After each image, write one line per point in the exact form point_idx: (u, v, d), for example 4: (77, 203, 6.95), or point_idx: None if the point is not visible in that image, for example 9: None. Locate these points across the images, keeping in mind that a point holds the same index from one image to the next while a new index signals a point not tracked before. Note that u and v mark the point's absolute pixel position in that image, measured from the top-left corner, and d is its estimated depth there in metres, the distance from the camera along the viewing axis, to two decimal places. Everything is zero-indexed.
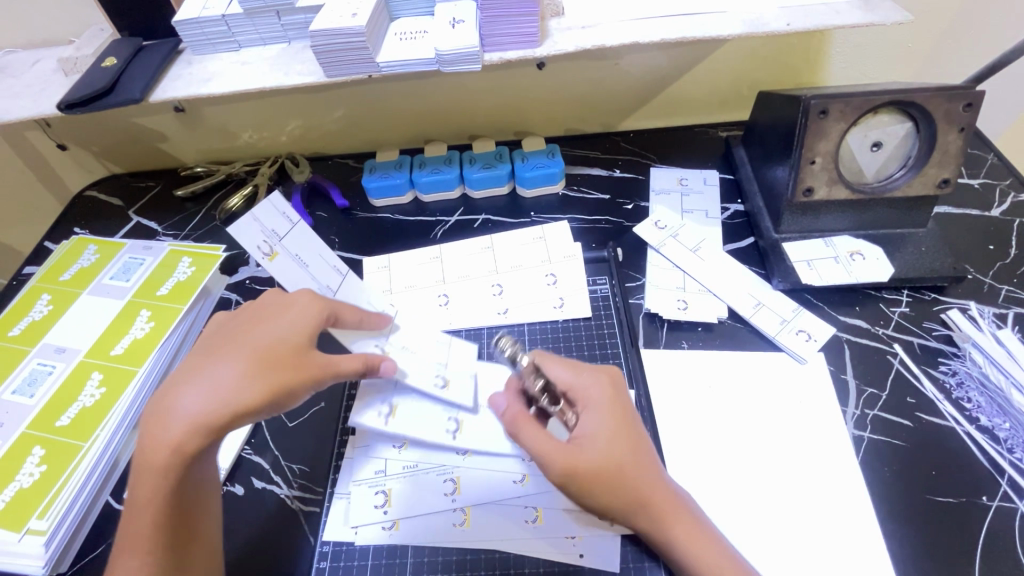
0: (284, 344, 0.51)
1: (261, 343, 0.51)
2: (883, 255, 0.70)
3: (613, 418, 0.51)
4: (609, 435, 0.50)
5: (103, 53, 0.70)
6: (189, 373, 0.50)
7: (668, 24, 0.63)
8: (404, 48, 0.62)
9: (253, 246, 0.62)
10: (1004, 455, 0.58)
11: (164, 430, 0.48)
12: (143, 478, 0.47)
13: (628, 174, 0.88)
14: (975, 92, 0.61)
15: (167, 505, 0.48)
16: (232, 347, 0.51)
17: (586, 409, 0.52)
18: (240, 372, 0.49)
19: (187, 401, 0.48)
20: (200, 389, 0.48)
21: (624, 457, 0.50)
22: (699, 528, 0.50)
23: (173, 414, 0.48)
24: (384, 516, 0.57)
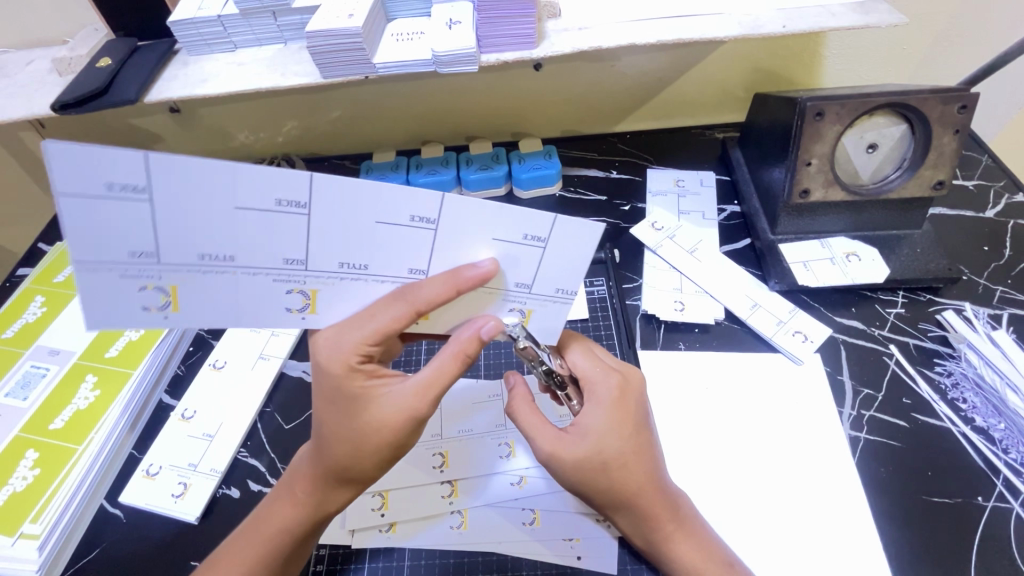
0: (409, 411, 0.47)
1: (387, 412, 0.47)
2: (879, 257, 0.70)
3: (618, 420, 0.49)
4: (614, 434, 0.49)
5: (97, 54, 0.70)
6: (324, 426, 0.49)
7: (665, 26, 0.63)
8: (400, 49, 0.62)
9: (289, 310, 0.44)
10: (999, 455, 0.58)
11: (314, 481, 0.51)
12: (278, 517, 0.51)
13: (625, 175, 0.88)
14: (970, 94, 0.61)
15: (297, 547, 0.51)
16: (363, 412, 0.48)
17: (591, 404, 0.50)
18: (368, 443, 0.48)
19: (329, 462, 0.49)
20: (339, 455, 0.49)
21: (624, 458, 0.48)
22: (688, 530, 0.50)
23: (311, 463, 0.51)
24: (381, 519, 0.57)
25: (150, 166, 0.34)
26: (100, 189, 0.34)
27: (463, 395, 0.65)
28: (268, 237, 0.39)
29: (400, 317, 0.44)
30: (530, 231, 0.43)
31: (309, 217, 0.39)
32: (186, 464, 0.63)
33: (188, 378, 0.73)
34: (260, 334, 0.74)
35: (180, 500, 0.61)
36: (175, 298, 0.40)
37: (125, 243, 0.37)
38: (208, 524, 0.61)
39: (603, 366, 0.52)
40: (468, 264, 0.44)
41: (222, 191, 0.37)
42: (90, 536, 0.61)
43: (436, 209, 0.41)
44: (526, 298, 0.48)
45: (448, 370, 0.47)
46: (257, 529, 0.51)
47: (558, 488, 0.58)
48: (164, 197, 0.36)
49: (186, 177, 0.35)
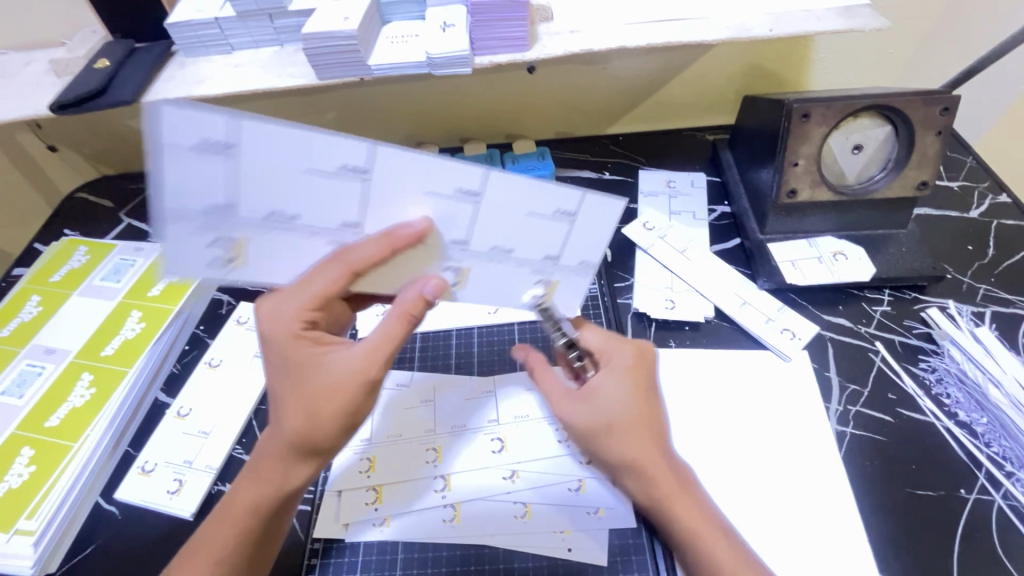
0: (360, 374, 0.47)
1: (341, 375, 0.47)
2: (865, 256, 0.71)
3: (633, 386, 0.50)
4: (630, 397, 0.50)
5: (95, 55, 0.71)
6: (280, 399, 0.48)
7: (655, 29, 0.64)
8: (395, 51, 0.63)
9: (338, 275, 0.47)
10: (982, 448, 0.59)
11: (273, 458, 0.49)
12: (244, 497, 0.50)
13: (617, 176, 0.89)
14: (951, 96, 0.63)
15: (266, 524, 0.50)
16: (313, 377, 0.48)
17: (607, 372, 0.51)
18: (326, 409, 0.47)
19: (286, 435, 0.48)
20: (297, 425, 0.47)
21: (634, 421, 0.49)
22: (691, 498, 0.50)
23: (271, 442, 0.49)
24: (375, 513, 0.57)
25: (235, 127, 0.39)
26: (192, 144, 0.39)
27: (456, 392, 0.66)
28: (328, 201, 0.44)
29: (338, 277, 0.46)
30: (464, 186, 0.45)
31: (366, 182, 0.44)
32: (181, 461, 0.64)
33: (184, 377, 0.73)
34: (256, 333, 0.75)
35: (175, 496, 0.62)
36: (238, 252, 0.45)
37: (205, 196, 0.41)
38: (202, 520, 0.61)
39: (618, 337, 0.53)
40: (400, 222, 0.47)
41: (292, 153, 0.41)
42: (85, 532, 0.62)
43: (482, 183, 0.46)
44: (463, 256, 0.50)
45: (395, 329, 0.48)
46: (227, 511, 0.50)
47: (549, 483, 0.59)
48: (242, 157, 0.40)
49: (267, 141, 0.40)
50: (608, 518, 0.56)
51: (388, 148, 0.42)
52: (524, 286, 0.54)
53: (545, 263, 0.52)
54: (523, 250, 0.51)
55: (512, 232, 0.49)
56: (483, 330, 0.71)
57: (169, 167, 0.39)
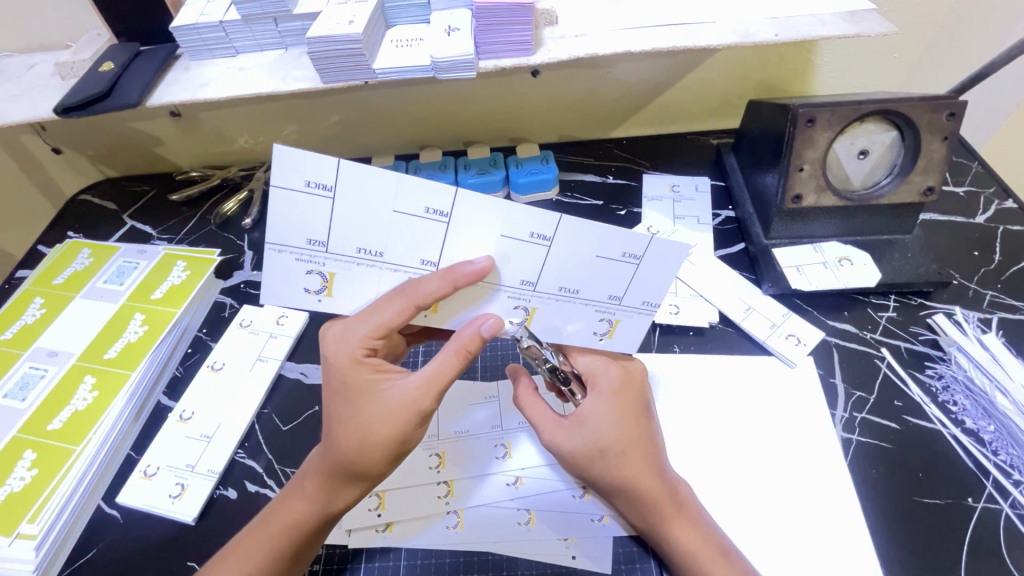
0: (413, 405, 0.49)
1: (395, 403, 0.49)
2: (871, 261, 0.71)
3: (619, 407, 0.53)
4: (616, 419, 0.52)
5: (100, 58, 0.71)
6: (334, 421, 0.51)
7: (660, 33, 0.64)
8: (400, 55, 0.63)
9: None
10: (989, 456, 0.59)
11: (322, 476, 0.51)
12: (288, 511, 0.52)
13: (621, 180, 0.89)
14: (957, 101, 0.63)
15: (305, 542, 0.52)
16: (367, 403, 0.50)
17: (593, 394, 0.54)
18: (375, 433, 0.49)
19: (336, 454, 0.50)
20: (347, 447, 0.50)
21: (624, 440, 0.51)
22: (686, 514, 0.51)
23: (322, 460, 0.52)
24: (377, 519, 0.57)
25: (340, 171, 0.42)
26: (300, 185, 0.43)
27: (460, 396, 0.65)
28: (414, 241, 0.46)
29: (402, 311, 0.47)
30: (537, 230, 0.46)
31: (448, 225, 0.45)
32: (183, 465, 0.64)
33: (186, 380, 0.73)
34: (258, 336, 0.75)
35: (177, 500, 0.61)
36: (330, 282, 0.48)
37: (305, 231, 0.45)
38: (204, 524, 0.61)
39: (606, 362, 0.56)
40: (466, 261, 0.47)
41: (387, 196, 0.43)
42: (87, 536, 0.61)
43: (553, 228, 0.46)
44: (531, 295, 0.50)
45: (450, 365, 0.49)
46: (268, 522, 0.52)
47: (553, 489, 0.58)
48: (343, 198, 0.43)
49: (363, 183, 0.43)
50: (613, 525, 0.56)
51: (478, 194, 0.44)
52: (584, 326, 0.53)
53: (609, 303, 0.52)
54: (589, 291, 0.51)
55: (578, 273, 0.49)
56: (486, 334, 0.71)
57: (281, 205, 0.44)
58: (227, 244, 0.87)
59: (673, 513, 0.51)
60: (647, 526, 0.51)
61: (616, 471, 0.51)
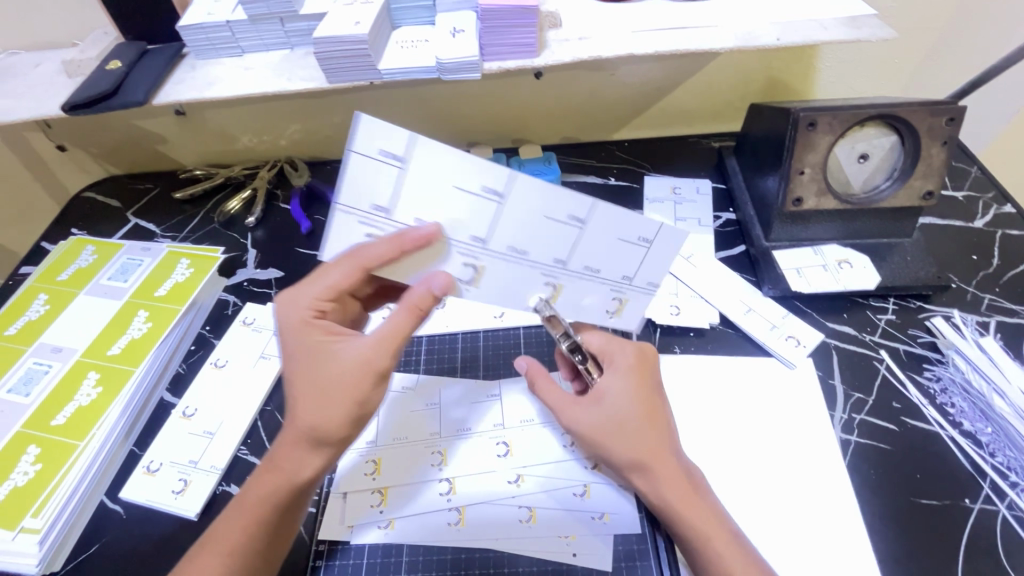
0: (366, 360, 0.49)
1: (349, 360, 0.49)
2: (870, 264, 0.71)
3: (635, 383, 0.53)
4: (631, 397, 0.52)
5: (107, 56, 0.71)
6: (294, 388, 0.51)
7: (663, 36, 0.65)
8: (405, 56, 0.64)
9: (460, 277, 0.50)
10: (987, 458, 0.59)
11: (287, 444, 0.51)
12: (260, 484, 0.51)
13: (622, 182, 0.90)
14: (957, 106, 0.63)
15: (280, 513, 0.51)
16: (320, 365, 0.50)
17: (611, 372, 0.54)
18: (335, 393, 0.49)
19: (298, 422, 0.50)
20: (308, 409, 0.50)
21: (641, 416, 0.51)
22: (701, 496, 0.51)
23: (287, 429, 0.51)
24: (380, 515, 0.58)
25: (413, 143, 0.44)
26: (373, 153, 0.44)
27: (462, 394, 0.66)
28: (468, 220, 0.47)
29: (348, 273, 0.49)
30: (490, 184, 0.45)
31: (499, 208, 0.46)
32: (187, 461, 0.64)
33: (189, 377, 0.74)
34: (262, 334, 0.75)
35: (180, 496, 0.62)
36: None
37: (370, 198, 0.46)
38: (207, 520, 0.61)
39: (620, 340, 0.56)
40: (414, 226, 0.47)
41: (450, 172, 0.45)
42: (90, 531, 0.62)
43: (586, 210, 0.47)
44: (558, 274, 0.51)
45: (403, 321, 0.49)
46: (241, 498, 0.51)
47: (554, 487, 0.59)
48: (409, 170, 0.45)
49: (431, 157, 0.44)
50: (613, 523, 0.56)
51: (452, 147, 0.44)
52: (598, 301, 0.53)
53: (627, 284, 0.52)
54: (608, 272, 0.51)
55: (604, 256, 0.50)
56: (488, 333, 0.71)
57: (354, 171, 0.45)
58: (231, 242, 0.88)
59: (688, 493, 0.50)
60: (661, 505, 0.51)
61: (633, 445, 0.51)
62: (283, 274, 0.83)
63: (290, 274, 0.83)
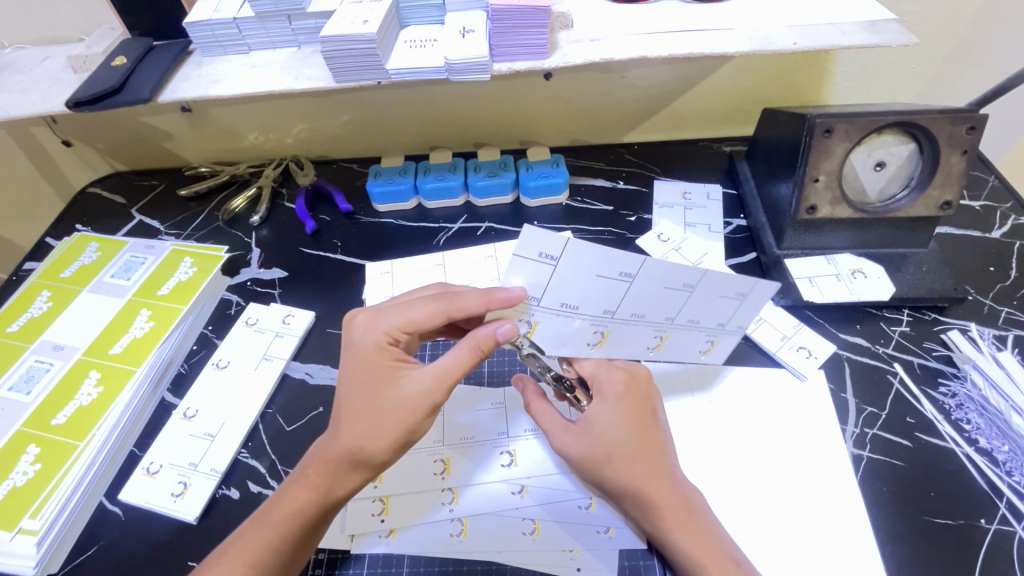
0: (427, 398, 0.50)
1: (408, 391, 0.50)
2: (885, 275, 0.70)
3: (624, 411, 0.52)
4: (621, 424, 0.52)
5: (113, 52, 0.70)
6: (347, 409, 0.51)
7: (677, 39, 0.63)
8: (413, 55, 0.63)
9: (587, 342, 0.54)
10: (1003, 477, 0.58)
11: (328, 460, 0.51)
12: (292, 500, 0.51)
13: (631, 186, 0.88)
14: (978, 115, 0.62)
15: (307, 532, 0.51)
16: (381, 393, 0.50)
17: (598, 399, 0.53)
18: (383, 417, 0.50)
19: (344, 442, 0.51)
20: (356, 434, 0.50)
21: (631, 445, 0.51)
22: (698, 519, 0.51)
23: (329, 447, 0.51)
24: (381, 524, 0.57)
25: (567, 245, 0.45)
26: (534, 254, 0.46)
27: (467, 401, 0.65)
28: (600, 296, 0.49)
29: (434, 312, 0.51)
30: (625, 269, 0.47)
31: (628, 286, 0.49)
32: (187, 463, 0.64)
33: (191, 377, 0.73)
34: (264, 335, 0.74)
35: (179, 499, 0.61)
36: (533, 327, 0.52)
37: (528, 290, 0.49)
38: (206, 524, 0.61)
39: (607, 364, 0.55)
40: (505, 285, 0.49)
41: (595, 264, 0.47)
42: (88, 533, 0.61)
43: (639, 267, 0.47)
44: (609, 323, 0.52)
45: (464, 362, 0.49)
46: (272, 511, 0.52)
47: (559, 499, 0.58)
48: (565, 267, 0.47)
49: (586, 252, 0.46)
50: (619, 538, 0.55)
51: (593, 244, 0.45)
52: (642, 341, 0.56)
53: (665, 323, 0.54)
54: (705, 320, 0.55)
55: (650, 302, 0.51)
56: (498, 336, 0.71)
57: (516, 270, 0.47)
58: (234, 241, 0.87)
59: (685, 518, 0.50)
60: (656, 533, 0.51)
61: (625, 474, 0.50)
62: (287, 274, 0.82)
63: (294, 275, 0.82)
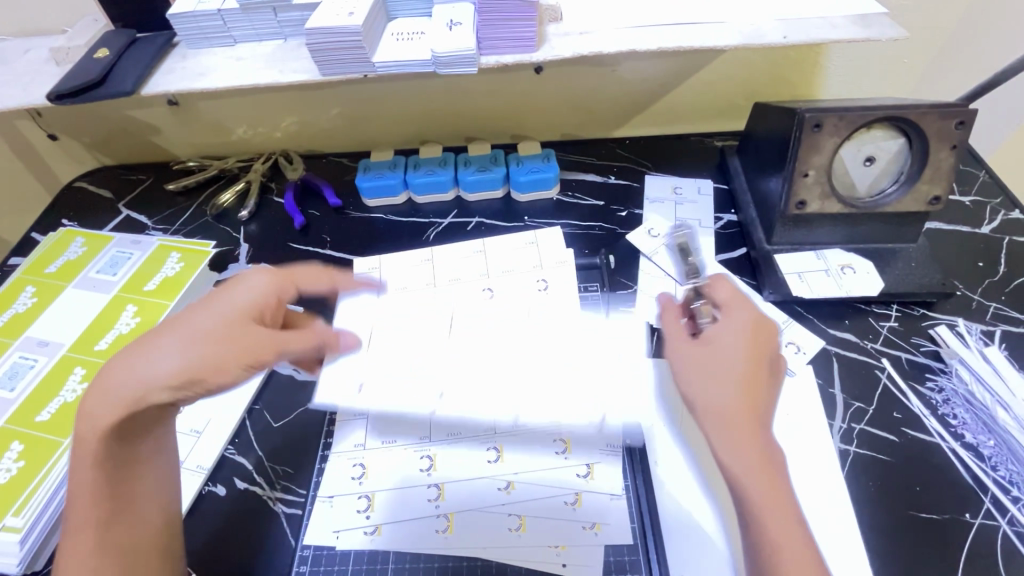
0: (230, 322, 0.48)
1: (237, 316, 0.49)
2: (874, 270, 0.70)
3: (750, 342, 0.48)
4: (740, 352, 0.48)
5: (96, 44, 0.69)
6: (146, 329, 0.49)
7: (665, 32, 0.63)
8: (400, 48, 0.62)
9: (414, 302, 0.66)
10: (988, 472, 0.58)
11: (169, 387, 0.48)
12: (97, 420, 0.46)
13: (622, 181, 0.88)
14: (967, 109, 0.61)
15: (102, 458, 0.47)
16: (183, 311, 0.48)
17: (725, 327, 0.50)
18: (216, 342, 0.47)
19: (154, 358, 0.46)
20: (147, 348, 0.46)
21: (738, 375, 0.47)
22: (779, 477, 0.44)
23: (155, 367, 0.46)
24: (367, 521, 0.57)
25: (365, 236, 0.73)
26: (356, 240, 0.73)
27: None
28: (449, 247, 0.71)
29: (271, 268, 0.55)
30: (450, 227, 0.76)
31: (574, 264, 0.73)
32: None
33: None
34: None
35: None
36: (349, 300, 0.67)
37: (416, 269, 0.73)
38: None
39: (747, 306, 0.52)
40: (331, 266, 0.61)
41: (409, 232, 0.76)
42: None
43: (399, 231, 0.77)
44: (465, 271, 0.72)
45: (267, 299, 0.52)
46: (83, 433, 0.47)
47: (545, 495, 0.58)
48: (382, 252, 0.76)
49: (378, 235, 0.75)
50: (605, 534, 0.55)
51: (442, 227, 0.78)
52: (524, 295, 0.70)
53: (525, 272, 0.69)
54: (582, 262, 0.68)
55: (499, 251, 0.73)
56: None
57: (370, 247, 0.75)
58: (222, 236, 0.86)
59: (763, 468, 0.44)
60: (732, 470, 0.44)
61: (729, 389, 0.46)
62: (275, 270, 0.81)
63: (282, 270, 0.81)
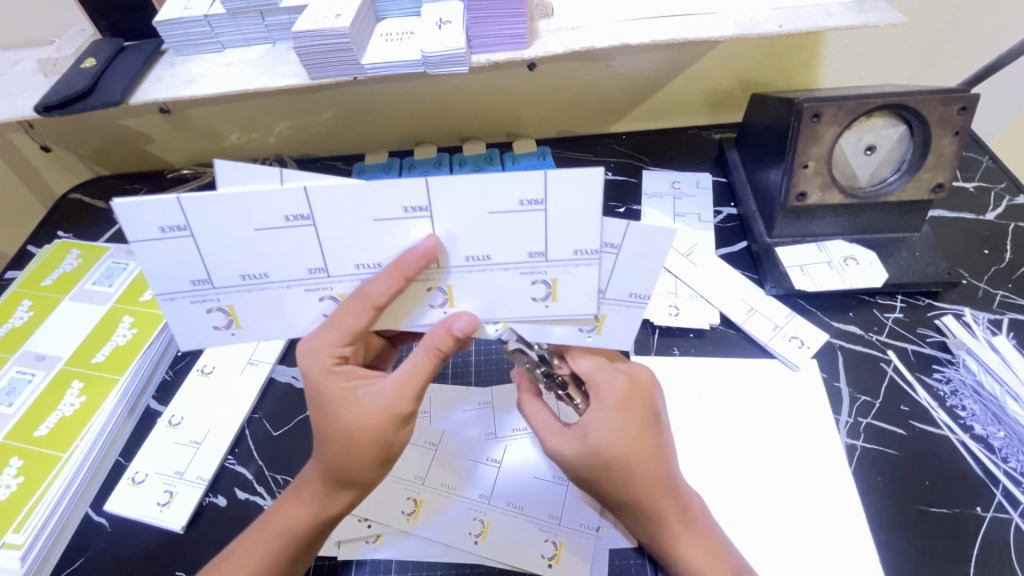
0: (388, 411, 0.47)
1: (356, 414, 0.47)
2: (877, 261, 0.69)
3: (624, 420, 0.49)
4: (618, 432, 0.49)
5: (83, 54, 0.69)
6: (318, 429, 0.49)
7: (659, 25, 0.62)
8: (389, 49, 0.61)
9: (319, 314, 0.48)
10: (999, 464, 0.57)
11: (317, 482, 0.50)
12: (282, 518, 0.51)
13: (620, 176, 0.87)
14: (969, 95, 0.60)
15: (303, 546, 0.51)
16: (346, 413, 0.48)
17: (596, 404, 0.51)
18: (348, 447, 0.48)
19: (325, 463, 0.49)
20: (330, 457, 0.49)
21: (628, 457, 0.49)
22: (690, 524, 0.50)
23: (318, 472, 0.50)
24: (368, 530, 0.56)
25: (182, 207, 0.41)
26: (221, 262, 0.44)
27: (455, 399, 0.64)
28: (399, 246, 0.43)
29: (360, 318, 0.44)
30: (409, 203, 0.41)
31: (601, 262, 0.44)
32: (173, 471, 0.63)
33: (176, 384, 0.71)
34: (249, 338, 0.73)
35: (166, 508, 0.60)
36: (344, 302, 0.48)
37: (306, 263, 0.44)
38: (194, 533, 0.60)
39: (609, 365, 0.52)
40: (408, 249, 0.43)
41: (363, 209, 0.41)
42: (74, 545, 0.60)
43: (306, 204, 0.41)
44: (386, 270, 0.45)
45: (423, 363, 0.47)
46: (263, 528, 0.51)
47: (546, 497, 0.57)
48: (260, 255, 0.43)
49: (204, 211, 0.41)
50: (608, 538, 0.54)
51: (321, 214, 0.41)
52: (520, 289, 0.46)
53: (534, 261, 0.44)
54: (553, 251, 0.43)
55: (487, 238, 0.43)
56: None
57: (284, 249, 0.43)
58: None
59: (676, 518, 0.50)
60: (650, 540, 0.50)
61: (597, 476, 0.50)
62: None
63: None
